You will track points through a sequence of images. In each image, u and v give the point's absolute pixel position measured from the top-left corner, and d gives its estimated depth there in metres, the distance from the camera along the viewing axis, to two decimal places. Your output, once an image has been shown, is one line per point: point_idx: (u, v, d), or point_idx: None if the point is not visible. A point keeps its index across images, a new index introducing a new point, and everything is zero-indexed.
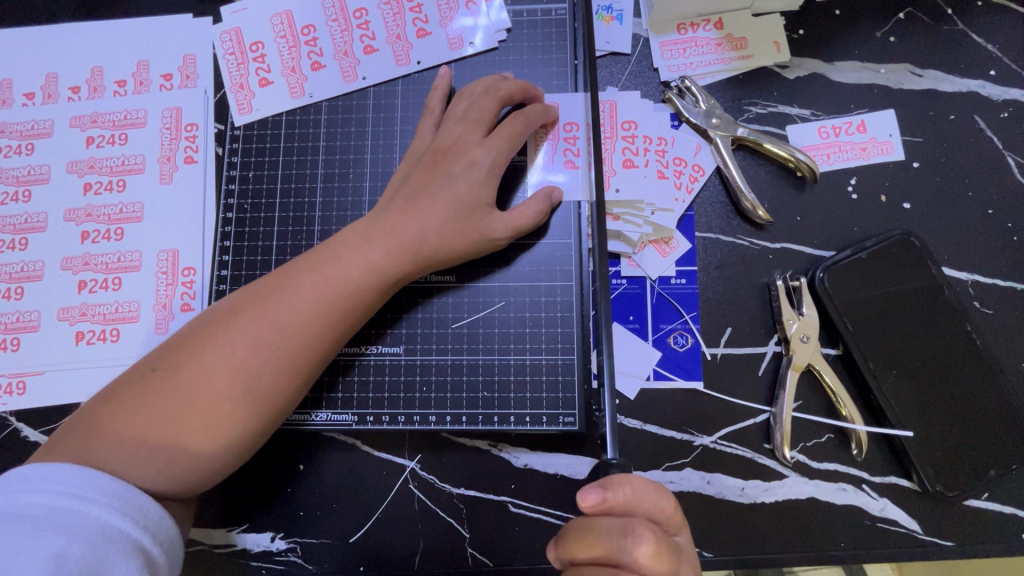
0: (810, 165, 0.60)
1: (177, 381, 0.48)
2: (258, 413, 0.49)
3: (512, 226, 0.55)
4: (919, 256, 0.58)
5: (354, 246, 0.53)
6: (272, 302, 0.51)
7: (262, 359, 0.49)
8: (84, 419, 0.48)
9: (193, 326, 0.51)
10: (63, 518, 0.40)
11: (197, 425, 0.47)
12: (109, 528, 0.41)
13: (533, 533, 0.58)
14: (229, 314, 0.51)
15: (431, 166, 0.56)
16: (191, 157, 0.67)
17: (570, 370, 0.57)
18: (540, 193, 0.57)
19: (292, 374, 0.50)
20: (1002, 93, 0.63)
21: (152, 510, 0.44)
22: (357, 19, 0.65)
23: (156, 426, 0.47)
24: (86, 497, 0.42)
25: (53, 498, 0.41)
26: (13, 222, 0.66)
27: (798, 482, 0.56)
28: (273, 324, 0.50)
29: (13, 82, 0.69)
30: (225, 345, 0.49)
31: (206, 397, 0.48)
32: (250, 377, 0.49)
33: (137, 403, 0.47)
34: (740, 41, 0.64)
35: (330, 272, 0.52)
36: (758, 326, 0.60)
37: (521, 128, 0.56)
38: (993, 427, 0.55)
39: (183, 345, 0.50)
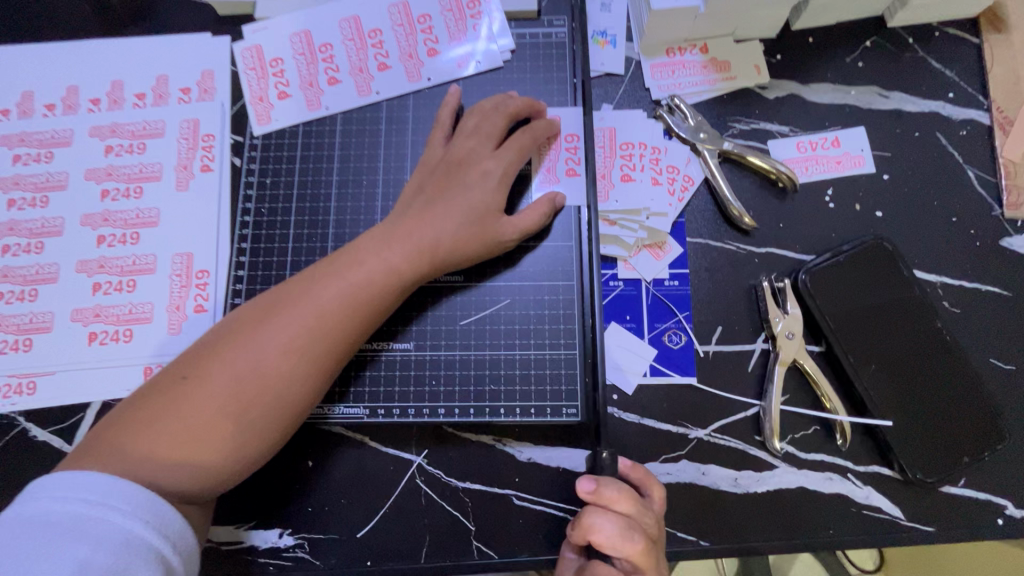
0: (790, 176, 0.65)
1: (208, 387, 0.50)
2: (286, 414, 0.52)
3: (520, 228, 0.59)
4: (892, 259, 0.63)
5: (375, 251, 0.56)
6: (297, 308, 0.53)
7: (290, 363, 0.52)
8: (116, 427, 0.49)
9: (218, 333, 0.53)
10: (87, 526, 0.41)
11: (228, 429, 0.50)
12: (131, 536, 0.42)
13: (537, 525, 0.60)
14: (254, 321, 0.53)
15: (445, 175, 0.60)
16: (207, 166, 0.70)
17: (573, 364, 0.60)
18: (544, 198, 0.61)
19: (318, 376, 0.53)
20: (960, 113, 0.69)
21: (172, 517, 0.45)
22: (371, 39, 0.70)
23: (192, 429, 0.49)
24: (109, 505, 0.43)
25: (79, 505, 0.42)
26: (29, 226, 0.68)
27: (788, 472, 0.60)
28: (300, 326, 0.52)
29: (35, 93, 0.72)
30: (255, 349, 0.51)
31: (239, 398, 0.50)
32: (279, 380, 0.51)
33: (170, 409, 0.49)
34: (723, 64, 0.70)
35: (352, 277, 0.55)
36: (747, 325, 0.63)
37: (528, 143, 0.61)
38: (965, 415, 0.59)
39: (211, 351, 0.52)
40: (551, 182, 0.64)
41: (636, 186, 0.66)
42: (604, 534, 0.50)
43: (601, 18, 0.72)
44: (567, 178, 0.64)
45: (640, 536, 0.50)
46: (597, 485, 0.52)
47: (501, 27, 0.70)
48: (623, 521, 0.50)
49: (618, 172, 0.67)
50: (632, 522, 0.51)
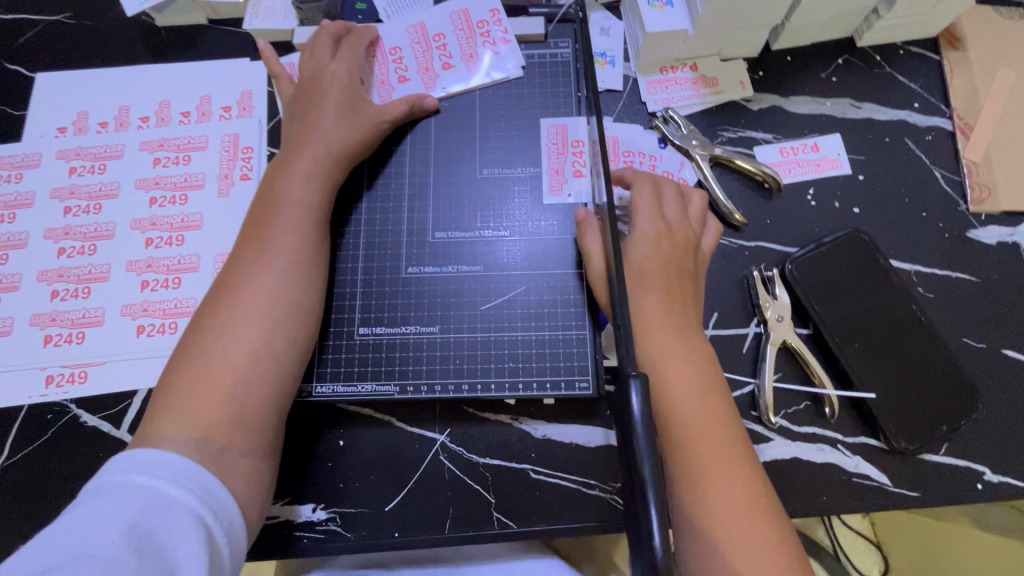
0: (774, 177, 0.73)
1: (215, 341, 0.56)
2: (290, 350, 0.59)
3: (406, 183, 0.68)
4: (868, 248, 0.69)
5: (314, 204, 0.64)
6: (263, 253, 0.60)
7: (278, 301, 0.59)
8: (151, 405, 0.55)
9: (206, 301, 0.60)
10: (140, 494, 0.46)
11: (242, 369, 0.56)
12: (178, 504, 0.47)
13: (552, 496, 0.64)
14: (229, 283, 0.59)
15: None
16: (247, 175, 0.77)
17: (584, 343, 0.66)
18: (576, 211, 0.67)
19: (299, 311, 0.60)
20: (925, 121, 0.77)
21: (214, 489, 0.50)
22: (392, 55, 0.77)
23: (208, 374, 0.55)
24: (158, 477, 0.48)
25: (132, 477, 0.48)
26: (83, 230, 0.75)
27: (782, 444, 0.65)
28: (278, 268, 0.60)
29: (89, 113, 0.80)
30: (243, 296, 0.58)
31: (241, 337, 0.56)
32: (270, 317, 0.58)
33: (186, 365, 0.56)
34: (711, 80, 0.78)
35: (304, 224, 0.63)
36: (740, 311, 0.70)
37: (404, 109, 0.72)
38: (943, 387, 0.64)
39: (208, 310, 0.59)
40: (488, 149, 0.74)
41: None
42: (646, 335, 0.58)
43: (601, 41, 0.80)
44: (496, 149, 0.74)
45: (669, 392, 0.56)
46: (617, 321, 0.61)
47: (513, 44, 0.78)
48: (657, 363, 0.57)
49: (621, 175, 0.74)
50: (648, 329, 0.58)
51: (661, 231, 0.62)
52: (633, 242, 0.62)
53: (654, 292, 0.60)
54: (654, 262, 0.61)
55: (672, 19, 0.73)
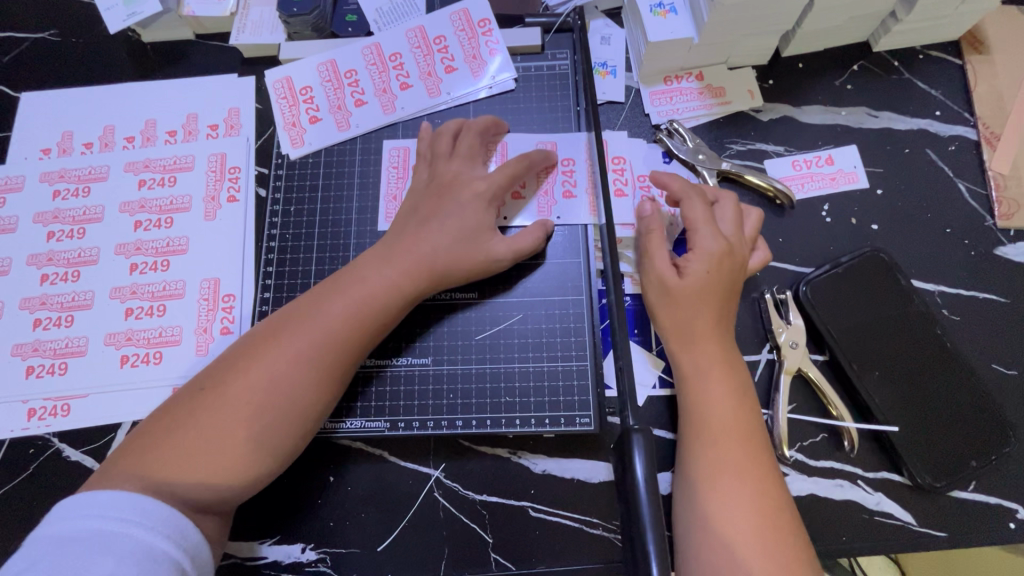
0: (787, 193, 0.68)
1: (228, 394, 0.53)
2: (302, 418, 0.55)
3: (512, 246, 0.62)
4: (888, 269, 0.65)
5: (378, 273, 0.59)
6: (304, 323, 0.56)
7: (305, 370, 0.55)
8: (137, 446, 0.52)
9: (233, 353, 0.56)
10: (114, 541, 0.45)
11: (248, 437, 0.53)
12: (154, 549, 0.46)
13: (553, 536, 0.61)
14: (269, 333, 0.57)
15: (450, 194, 0.63)
16: (234, 196, 0.74)
17: (585, 375, 0.63)
18: (538, 223, 0.65)
19: (324, 385, 0.56)
20: (948, 130, 0.72)
21: (191, 533, 0.49)
22: (393, 62, 0.74)
23: (213, 437, 0.52)
24: (133, 521, 0.46)
25: (104, 522, 0.46)
26: (67, 256, 0.73)
27: (798, 479, 0.61)
28: (312, 340, 0.56)
29: (74, 134, 0.78)
30: (270, 362, 0.54)
31: (254, 406, 0.53)
32: (293, 387, 0.54)
33: (189, 419, 0.52)
34: (719, 90, 0.74)
35: (358, 292, 0.58)
36: (751, 336, 0.66)
37: (522, 168, 0.64)
38: (971, 418, 0.60)
39: (230, 364, 0.55)
40: (550, 205, 0.68)
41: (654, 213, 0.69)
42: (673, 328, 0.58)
43: (602, 50, 0.76)
44: (564, 200, 0.68)
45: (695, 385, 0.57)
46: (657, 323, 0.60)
47: (504, 53, 0.74)
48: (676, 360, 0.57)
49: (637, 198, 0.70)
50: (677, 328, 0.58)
51: (727, 249, 0.59)
52: (694, 258, 0.58)
53: (708, 310, 0.58)
54: (717, 283, 0.58)
55: (676, 27, 0.69)
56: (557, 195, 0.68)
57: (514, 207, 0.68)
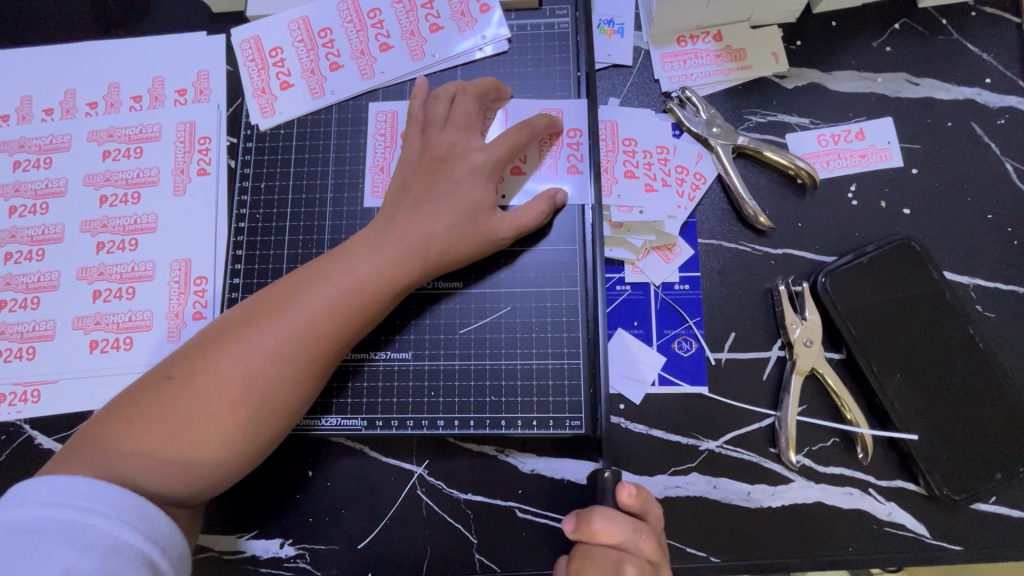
0: (809, 172, 0.61)
1: (197, 385, 0.49)
2: (275, 417, 0.51)
3: (515, 225, 0.57)
4: (919, 260, 0.59)
5: (356, 261, 0.54)
6: (280, 313, 0.52)
7: (280, 365, 0.51)
8: (99, 434, 0.49)
9: (201, 341, 0.52)
10: (77, 532, 0.42)
11: (215, 434, 0.49)
12: (120, 542, 0.42)
13: (540, 539, 0.58)
14: (245, 320, 0.52)
15: (430, 171, 0.57)
16: (204, 169, 0.68)
17: (577, 373, 0.58)
18: (544, 194, 0.58)
19: (299, 379, 0.51)
20: (998, 100, 0.64)
21: (161, 523, 0.46)
22: (372, 19, 0.67)
23: (177, 433, 0.48)
24: (98, 511, 0.43)
25: (66, 511, 0.43)
26: (30, 233, 0.68)
27: (804, 486, 0.57)
28: (287, 333, 0.51)
29: (33, 98, 0.72)
30: (240, 354, 0.50)
31: (223, 404, 0.49)
32: (269, 383, 0.50)
33: (153, 411, 0.49)
34: (739, 53, 0.66)
35: (342, 282, 0.53)
36: (762, 331, 0.60)
37: (524, 138, 0.58)
38: (998, 427, 0.55)
39: (197, 353, 0.51)
40: (554, 179, 0.61)
41: (660, 193, 0.62)
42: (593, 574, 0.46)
43: (608, 6, 0.68)
44: (569, 174, 0.61)
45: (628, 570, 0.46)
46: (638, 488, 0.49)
47: (498, 12, 0.66)
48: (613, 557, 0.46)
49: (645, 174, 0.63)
50: (623, 557, 0.46)
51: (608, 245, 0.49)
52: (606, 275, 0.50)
53: None
54: None
55: None
56: (563, 170, 0.61)
57: (514, 182, 0.61)
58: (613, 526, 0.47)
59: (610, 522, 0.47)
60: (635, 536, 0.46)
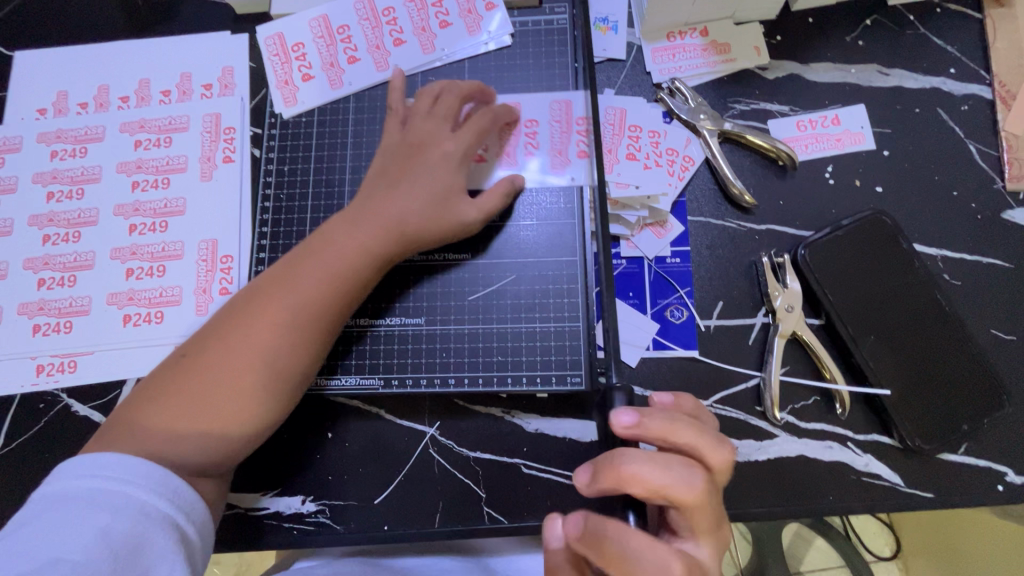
0: (789, 153, 0.67)
1: (205, 361, 0.54)
2: (284, 381, 0.56)
3: (484, 206, 0.62)
4: (889, 231, 0.64)
5: (346, 240, 0.59)
6: (275, 289, 0.57)
7: (282, 334, 0.55)
8: (123, 417, 0.54)
9: (210, 324, 0.58)
10: (110, 498, 0.46)
11: (233, 400, 0.54)
12: (148, 506, 0.47)
13: (544, 492, 0.62)
14: (245, 300, 0.57)
15: (438, 153, 0.62)
16: (229, 157, 0.73)
17: (577, 335, 0.63)
18: (505, 178, 0.64)
19: (299, 344, 0.56)
20: (962, 88, 0.69)
21: (185, 492, 0.50)
22: (386, 17, 0.72)
23: (194, 401, 0.53)
24: (127, 480, 0.47)
25: (100, 480, 0.47)
26: (67, 217, 0.73)
27: (788, 441, 0.61)
28: (284, 305, 0.56)
29: (69, 93, 0.77)
30: (243, 329, 0.55)
31: (234, 372, 0.54)
32: (273, 350, 0.55)
33: (171, 387, 0.54)
34: (724, 47, 0.72)
35: (327, 257, 0.58)
36: (747, 300, 0.65)
37: (486, 128, 0.64)
38: (964, 383, 0.60)
39: (207, 334, 0.56)
40: (551, 163, 0.66)
41: (652, 173, 0.67)
42: (649, 479, 0.41)
43: (603, 5, 0.74)
44: (566, 157, 0.67)
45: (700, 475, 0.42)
46: (677, 397, 0.51)
47: (503, 11, 0.72)
48: (682, 460, 0.42)
49: (638, 158, 0.68)
50: (691, 457, 0.44)
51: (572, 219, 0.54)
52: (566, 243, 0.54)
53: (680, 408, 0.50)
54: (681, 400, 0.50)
55: None
56: (559, 154, 0.67)
57: (480, 171, 0.66)
58: (682, 428, 0.44)
59: (674, 421, 0.45)
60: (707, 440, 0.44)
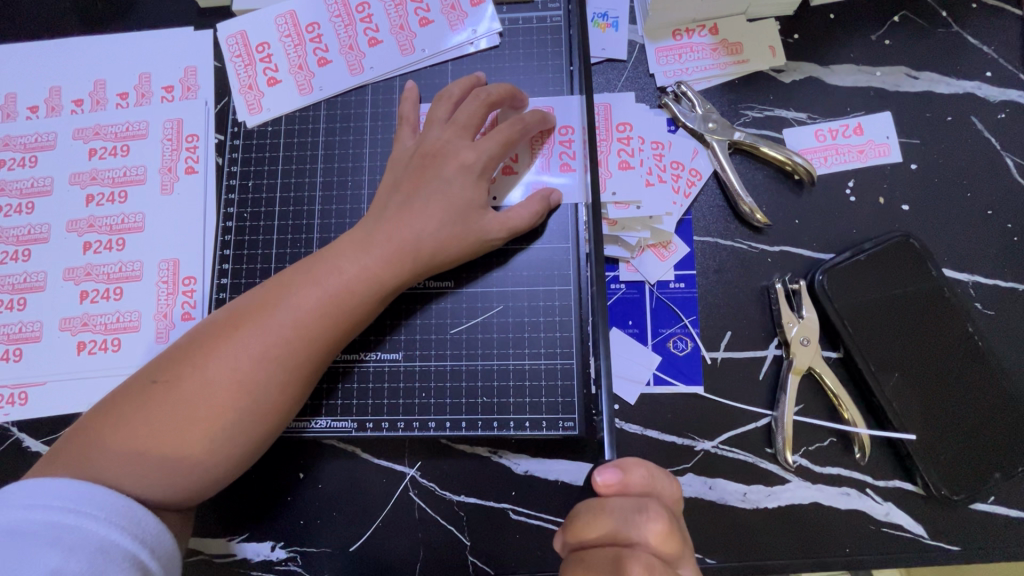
0: (807, 168, 0.61)
1: (181, 390, 0.48)
2: (263, 423, 0.50)
3: (507, 226, 0.55)
4: (918, 256, 0.58)
5: (350, 260, 0.53)
6: (268, 317, 0.51)
7: (269, 369, 0.50)
8: (81, 438, 0.48)
9: (187, 344, 0.51)
10: (63, 533, 0.41)
11: (204, 441, 0.48)
12: (108, 542, 0.42)
13: (534, 541, 0.57)
14: (232, 322, 0.51)
15: (417, 168, 0.56)
16: (192, 168, 0.67)
17: (570, 373, 0.57)
18: (537, 194, 0.57)
19: (287, 383, 0.50)
20: (998, 94, 0.63)
21: (150, 524, 0.45)
22: (360, 14, 0.65)
23: (160, 438, 0.47)
24: (85, 512, 0.42)
25: (51, 513, 0.42)
26: (16, 233, 0.67)
27: (801, 487, 0.56)
28: (275, 336, 0.50)
29: (17, 95, 0.70)
30: (226, 358, 0.49)
31: (210, 410, 0.48)
32: (258, 387, 0.49)
33: (137, 415, 0.48)
34: (735, 46, 0.65)
35: (330, 283, 0.52)
36: (758, 330, 0.59)
37: (516, 136, 0.56)
38: (996, 427, 0.55)
39: (183, 356, 0.50)
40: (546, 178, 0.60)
41: (656, 189, 0.61)
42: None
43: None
44: (562, 172, 0.60)
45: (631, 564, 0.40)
46: (624, 471, 0.44)
47: (491, 7, 0.65)
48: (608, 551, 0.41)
49: (640, 171, 0.61)
50: (622, 547, 0.41)
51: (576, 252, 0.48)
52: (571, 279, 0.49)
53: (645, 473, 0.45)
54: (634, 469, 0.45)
55: None
56: (555, 168, 0.60)
57: (506, 182, 0.60)
58: (595, 519, 0.43)
59: (596, 514, 0.43)
60: (631, 521, 0.42)
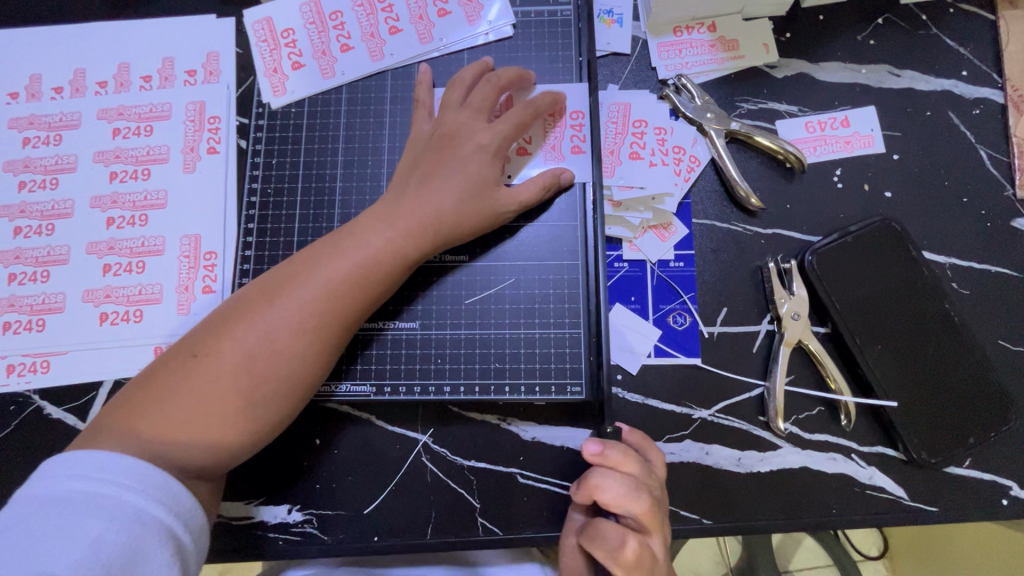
0: (798, 156, 0.65)
1: (218, 353, 0.51)
2: (296, 386, 0.53)
3: (522, 202, 0.59)
4: (899, 239, 0.62)
5: (375, 233, 0.56)
6: (300, 284, 0.54)
7: (301, 333, 0.52)
8: (125, 402, 0.50)
9: (223, 311, 0.54)
10: (104, 505, 0.42)
11: (240, 401, 0.51)
12: (144, 516, 0.43)
13: (542, 503, 0.60)
14: (266, 290, 0.54)
15: (437, 148, 0.59)
16: (214, 148, 0.70)
17: (578, 342, 0.61)
18: (548, 172, 0.61)
19: (319, 348, 0.53)
20: (973, 92, 0.68)
21: (184, 497, 0.46)
22: (381, 4, 0.69)
23: (199, 398, 0.50)
24: (123, 485, 0.44)
25: (93, 484, 0.43)
26: (40, 209, 0.69)
27: (792, 452, 0.60)
28: (308, 303, 0.53)
29: (42, 77, 0.72)
30: (261, 324, 0.52)
31: (246, 370, 0.51)
32: (291, 350, 0.52)
33: (177, 379, 0.50)
34: (732, 43, 0.69)
35: (359, 254, 0.55)
36: (752, 306, 0.63)
37: (529, 118, 0.60)
38: (971, 396, 0.59)
39: (221, 322, 0.53)
40: (557, 159, 0.63)
41: (658, 172, 0.65)
42: (610, 493, 0.49)
43: None
44: (571, 155, 0.64)
45: (645, 494, 0.49)
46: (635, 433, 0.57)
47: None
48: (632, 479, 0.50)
49: (642, 156, 0.66)
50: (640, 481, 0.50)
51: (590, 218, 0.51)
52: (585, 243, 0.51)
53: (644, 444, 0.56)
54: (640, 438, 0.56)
55: None
56: (566, 150, 0.64)
57: (520, 162, 0.64)
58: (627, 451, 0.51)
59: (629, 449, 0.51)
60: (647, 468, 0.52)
